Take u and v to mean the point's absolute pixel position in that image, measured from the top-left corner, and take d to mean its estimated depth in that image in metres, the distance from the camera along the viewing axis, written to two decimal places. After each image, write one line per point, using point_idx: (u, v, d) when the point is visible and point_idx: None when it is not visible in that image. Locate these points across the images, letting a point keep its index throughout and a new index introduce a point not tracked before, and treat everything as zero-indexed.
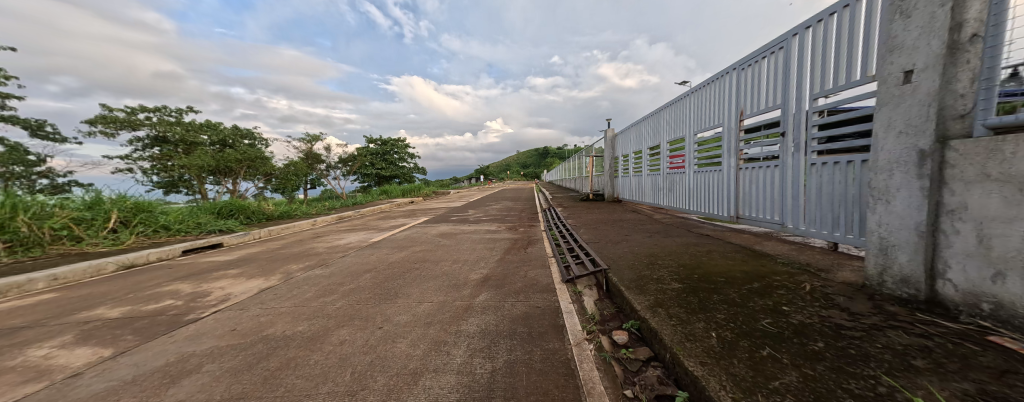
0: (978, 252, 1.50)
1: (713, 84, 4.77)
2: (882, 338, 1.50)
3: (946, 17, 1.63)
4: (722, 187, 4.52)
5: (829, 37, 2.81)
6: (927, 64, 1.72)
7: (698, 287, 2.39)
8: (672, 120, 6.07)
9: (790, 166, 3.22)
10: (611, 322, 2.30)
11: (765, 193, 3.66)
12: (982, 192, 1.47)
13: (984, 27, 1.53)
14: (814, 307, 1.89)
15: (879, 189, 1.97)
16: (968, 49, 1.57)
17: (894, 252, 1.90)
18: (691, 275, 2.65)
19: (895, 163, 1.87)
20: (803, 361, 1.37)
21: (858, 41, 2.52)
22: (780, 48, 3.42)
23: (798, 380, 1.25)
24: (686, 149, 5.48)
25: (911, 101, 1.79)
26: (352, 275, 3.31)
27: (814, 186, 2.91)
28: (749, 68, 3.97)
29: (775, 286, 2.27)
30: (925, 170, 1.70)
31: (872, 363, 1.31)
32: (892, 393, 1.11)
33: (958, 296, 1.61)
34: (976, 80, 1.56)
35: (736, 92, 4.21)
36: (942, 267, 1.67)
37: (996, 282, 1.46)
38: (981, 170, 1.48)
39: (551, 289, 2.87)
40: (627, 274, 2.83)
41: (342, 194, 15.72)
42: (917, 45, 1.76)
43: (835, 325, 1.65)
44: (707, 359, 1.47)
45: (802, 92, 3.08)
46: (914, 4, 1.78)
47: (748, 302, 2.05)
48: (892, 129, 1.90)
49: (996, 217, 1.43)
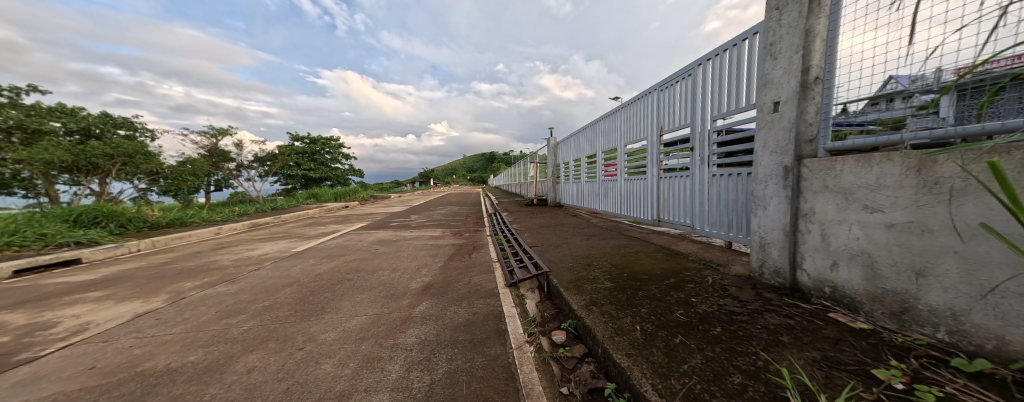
0: (822, 247, 1.93)
1: (638, 102, 5.32)
2: (761, 319, 1.82)
3: (800, 61, 2.07)
4: (646, 194, 5.06)
5: (726, 69, 3.33)
6: (788, 97, 2.16)
7: (626, 285, 2.62)
8: (606, 132, 6.62)
9: (697, 177, 3.75)
10: (551, 322, 2.39)
11: (680, 199, 4.18)
12: (824, 200, 1.90)
13: (823, 72, 1.99)
14: (714, 297, 2.22)
15: (759, 197, 2.40)
16: (814, 87, 2.03)
17: (769, 248, 2.32)
18: (621, 275, 2.90)
19: (768, 177, 2.30)
20: (706, 344, 1.60)
21: (745, 75, 3.05)
22: (689, 75, 3.97)
23: (702, 362, 1.45)
24: (618, 159, 6.01)
25: (779, 127, 2.22)
26: (267, 291, 2.90)
27: (715, 194, 3.44)
28: (666, 90, 4.53)
29: (686, 281, 2.60)
30: (788, 182, 2.13)
31: (754, 341, 1.59)
32: (767, 366, 1.37)
33: (810, 282, 2.04)
34: (819, 113, 2.01)
35: (657, 110, 4.75)
36: (800, 260, 2.11)
37: (832, 270, 1.89)
38: (823, 183, 1.91)
39: (494, 294, 2.88)
40: (566, 276, 2.97)
41: (258, 198, 13.69)
42: (782, 81, 2.21)
43: (729, 311, 1.97)
44: (631, 350, 1.62)
45: (707, 115, 3.60)
46: (779, 48, 2.22)
47: (666, 296, 2.31)
48: (766, 148, 2.33)
49: (832, 219, 1.86)
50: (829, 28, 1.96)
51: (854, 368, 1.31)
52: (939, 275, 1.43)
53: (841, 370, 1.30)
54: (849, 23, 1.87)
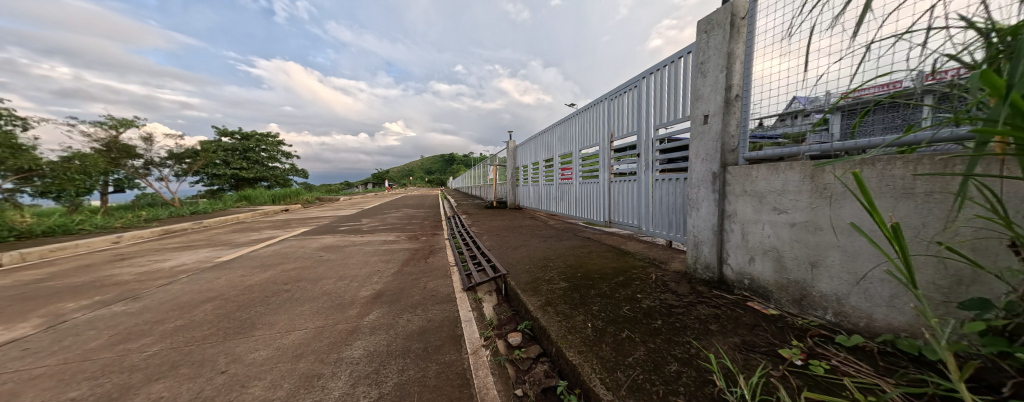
0: (743, 244, 2.19)
1: (591, 109, 5.60)
2: (695, 311, 2.02)
3: (723, 80, 2.33)
4: (599, 196, 5.33)
5: (666, 83, 3.64)
6: (715, 111, 2.42)
7: (579, 284, 2.73)
8: (562, 137, 6.86)
9: (643, 181, 4.04)
10: (507, 325, 2.40)
11: (628, 202, 4.47)
12: (744, 203, 2.17)
13: (742, 90, 2.27)
14: (657, 292, 2.40)
15: (693, 199, 2.66)
16: (735, 104, 2.30)
17: (701, 246, 2.58)
18: (575, 275, 3.01)
19: (700, 182, 2.57)
20: (648, 337, 1.72)
21: (681, 90, 3.35)
22: (635, 87, 4.28)
23: (644, 353, 1.56)
24: (573, 163, 6.26)
25: (708, 137, 2.48)
26: (183, 308, 2.51)
27: (658, 197, 3.73)
28: (615, 99, 4.82)
29: (633, 278, 2.79)
30: (716, 187, 2.39)
31: (689, 331, 1.75)
32: (698, 353, 1.52)
33: (734, 275, 2.31)
34: (739, 126, 2.29)
35: (608, 118, 5.04)
36: (725, 256, 2.38)
37: (750, 264, 2.16)
38: (743, 188, 2.17)
39: (450, 299, 2.81)
40: (523, 278, 3.00)
41: (175, 200, 11.86)
42: (709, 97, 2.47)
43: (668, 305, 2.15)
44: (583, 347, 1.69)
45: (650, 124, 3.90)
46: (707, 67, 2.49)
47: (615, 293, 2.45)
48: (699, 156, 2.59)
49: (750, 220, 2.12)
50: (745, 52, 2.25)
51: (765, 349, 1.50)
52: (827, 265, 1.70)
53: (756, 352, 1.49)
54: (761, 48, 2.16)
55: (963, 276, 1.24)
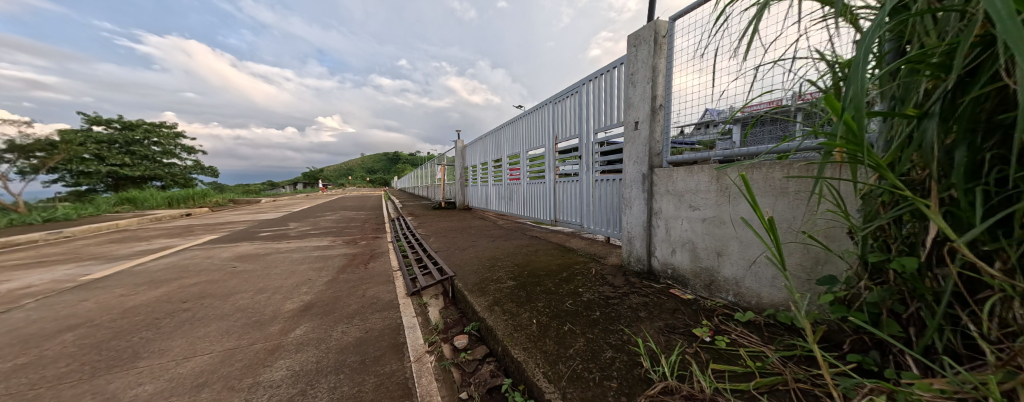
0: (667, 238, 2.46)
1: (536, 112, 5.77)
2: (628, 300, 2.21)
3: (650, 90, 2.59)
4: (545, 196, 5.52)
5: (602, 90, 3.91)
6: (643, 119, 2.67)
7: (526, 282, 2.79)
8: (510, 138, 6.96)
9: (584, 181, 4.29)
10: (454, 327, 2.34)
11: (571, 201, 4.70)
12: (668, 201, 2.44)
13: (665, 101, 2.55)
14: (596, 286, 2.57)
15: (626, 199, 2.90)
16: (659, 113, 2.58)
17: (633, 241, 2.83)
18: (522, 273, 3.07)
19: (632, 182, 2.81)
20: (587, 328, 1.83)
21: (616, 97, 3.62)
22: (576, 92, 4.53)
23: (583, 344, 1.66)
24: (521, 163, 6.39)
25: (638, 141, 2.73)
26: (28, 342, 1.97)
27: (598, 196, 3.99)
28: (559, 103, 5.04)
29: (575, 273, 2.94)
30: (646, 187, 2.65)
31: (622, 319, 1.91)
32: (629, 339, 1.66)
33: (660, 266, 2.59)
34: (664, 133, 2.57)
35: (552, 121, 5.25)
36: (653, 249, 2.64)
37: (672, 256, 2.44)
38: (667, 188, 2.44)
39: (392, 306, 2.65)
40: (470, 279, 2.97)
41: (20, 205, 9.25)
42: (639, 105, 2.72)
43: (606, 297, 2.31)
44: (527, 343, 1.73)
45: (590, 128, 4.16)
46: (636, 78, 2.73)
47: (559, 289, 2.56)
48: (631, 159, 2.83)
49: (673, 217, 2.39)
50: (666, 67, 2.52)
51: (683, 330, 1.71)
52: (729, 254, 2.00)
53: (676, 333, 1.68)
54: (679, 64, 2.44)
55: (819, 258, 1.55)
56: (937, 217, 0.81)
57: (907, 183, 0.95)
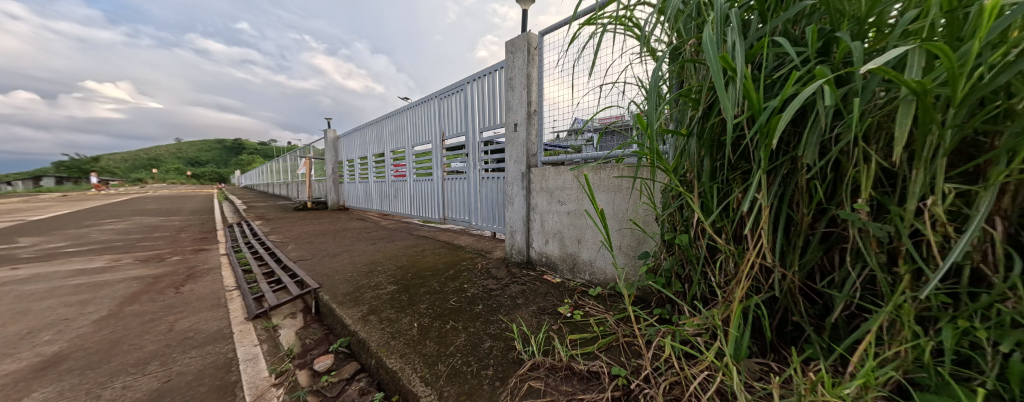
0: (542, 230, 2.76)
1: (421, 106, 5.50)
2: (508, 290, 2.36)
3: (525, 96, 2.81)
4: (433, 194, 5.34)
5: (485, 91, 4.04)
6: (521, 121, 2.88)
7: (409, 285, 2.62)
8: (393, 132, 6.41)
9: (471, 179, 4.36)
10: (315, 348, 1.96)
11: (459, 199, 4.70)
12: (542, 198, 2.73)
13: (538, 107, 2.84)
14: (480, 280, 2.64)
15: (509, 195, 3.09)
16: (534, 118, 2.85)
17: (515, 235, 3.04)
18: (405, 275, 2.88)
19: (513, 180, 3.02)
20: (469, 323, 1.86)
21: (499, 100, 3.79)
22: (461, 90, 4.53)
23: (464, 339, 1.66)
24: (406, 160, 5.99)
25: (516, 142, 2.94)
26: None
27: (484, 193, 4.13)
28: (444, 100, 4.94)
29: (461, 270, 2.95)
30: (525, 185, 2.88)
31: (503, 308, 2.02)
32: (507, 326, 1.77)
33: (536, 256, 2.87)
34: (538, 136, 2.86)
35: (438, 117, 5.11)
36: (531, 241, 2.91)
37: (546, 246, 2.75)
38: (542, 186, 2.73)
39: (221, 336, 2.05)
40: (340, 289, 2.58)
41: None
42: (517, 109, 2.92)
43: (489, 289, 2.41)
44: (405, 349, 1.62)
45: (475, 127, 4.24)
46: (514, 83, 2.92)
47: (444, 288, 2.51)
48: (512, 158, 3.02)
49: (546, 211, 2.70)
50: (538, 76, 2.80)
51: (551, 311, 1.93)
52: (586, 240, 2.39)
53: (545, 314, 1.89)
54: (548, 76, 2.75)
55: (640, 240, 2.02)
56: (696, 205, 1.17)
57: (683, 181, 1.34)
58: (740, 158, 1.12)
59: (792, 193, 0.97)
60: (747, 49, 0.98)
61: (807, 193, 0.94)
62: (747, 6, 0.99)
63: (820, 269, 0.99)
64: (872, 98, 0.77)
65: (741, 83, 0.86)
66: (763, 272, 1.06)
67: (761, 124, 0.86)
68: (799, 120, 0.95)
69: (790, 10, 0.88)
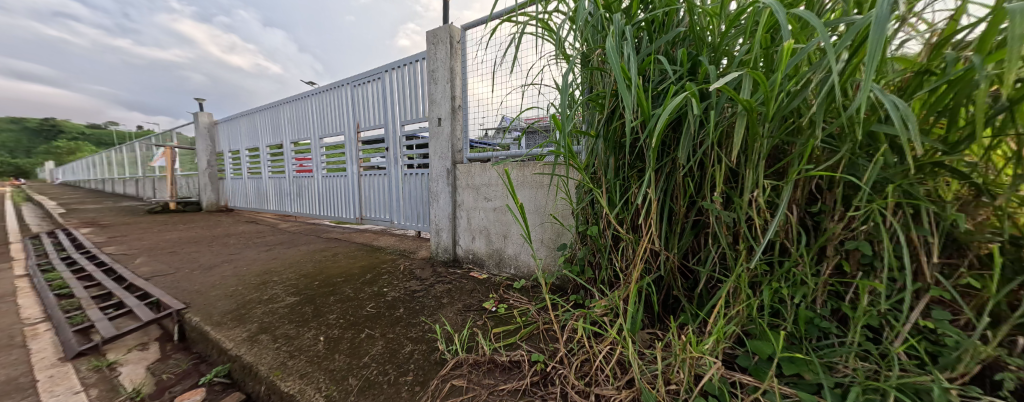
0: (469, 227, 2.74)
1: (330, 93, 4.86)
2: (432, 290, 2.27)
3: (449, 91, 2.74)
4: (347, 192, 4.80)
5: (405, 82, 3.78)
6: (446, 116, 2.79)
7: (315, 294, 2.29)
8: (294, 120, 5.53)
9: (392, 176, 4.05)
10: (178, 384, 1.56)
11: (378, 197, 4.33)
12: (468, 194, 2.71)
13: (462, 103, 2.79)
14: (401, 282, 2.48)
15: (434, 192, 2.96)
16: (459, 113, 2.80)
17: (441, 233, 2.95)
18: (310, 284, 2.51)
19: (437, 176, 2.91)
20: (387, 329, 1.72)
21: (421, 92, 3.59)
22: (377, 79, 4.15)
23: (380, 348, 1.54)
24: (313, 153, 5.24)
25: (440, 138, 2.84)
26: None
27: (407, 191, 3.89)
28: (358, 88, 4.46)
29: (381, 273, 2.72)
30: (450, 181, 2.81)
31: (426, 310, 1.94)
32: (430, 328, 1.70)
33: (463, 253, 2.83)
34: (463, 132, 2.81)
35: (351, 106, 4.59)
36: (458, 238, 2.86)
37: (472, 242, 2.73)
38: (468, 182, 2.71)
39: (12, 390, 1.46)
40: (219, 307, 2.11)
41: None
42: (440, 102, 2.81)
43: (411, 291, 2.28)
44: (307, 368, 1.41)
45: (394, 119, 3.94)
46: (437, 75, 2.80)
47: (359, 294, 2.27)
48: (437, 154, 2.91)
49: (473, 207, 2.69)
50: (461, 71, 2.76)
51: (476, 307, 1.93)
52: (511, 236, 2.46)
53: (470, 311, 1.88)
54: (472, 71, 2.72)
55: (559, 233, 2.16)
56: (603, 199, 1.30)
57: (592, 179, 1.48)
58: (636, 158, 1.30)
59: (672, 188, 1.16)
60: (639, 63, 1.13)
61: (682, 188, 1.13)
62: (638, 25, 1.14)
63: (692, 250, 1.22)
64: (722, 112, 0.97)
65: (634, 92, 0.98)
66: (653, 255, 1.25)
67: (648, 128, 1.00)
68: (676, 127, 1.14)
69: (668, 34, 1.04)
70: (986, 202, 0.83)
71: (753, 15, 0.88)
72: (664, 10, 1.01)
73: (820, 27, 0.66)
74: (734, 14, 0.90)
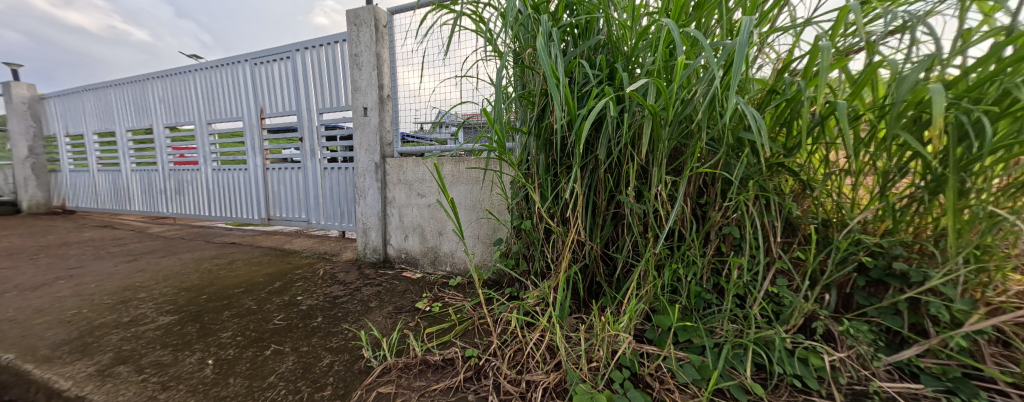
0: (400, 225, 2.59)
1: (220, 70, 4.01)
2: (357, 295, 2.08)
3: (376, 78, 2.52)
4: (248, 188, 4.08)
5: (321, 65, 3.32)
6: (372, 106, 2.56)
7: (203, 310, 1.90)
8: (169, 99, 4.45)
9: (308, 169, 3.58)
10: None
11: (291, 193, 3.78)
12: (400, 191, 2.56)
13: (391, 92, 2.59)
14: (320, 288, 2.21)
15: (360, 188, 2.71)
16: (387, 103, 2.59)
17: (369, 232, 2.72)
18: (196, 299, 2.07)
19: (364, 171, 2.67)
20: (300, 341, 1.52)
21: (342, 77, 3.21)
22: (284, 59, 3.54)
23: (292, 364, 1.35)
24: (199, 141, 4.31)
25: (366, 129, 2.60)
26: None
27: (328, 187, 3.48)
28: (258, 67, 3.74)
29: (294, 280, 2.39)
30: (379, 176, 2.60)
31: (349, 316, 1.76)
32: (353, 336, 1.56)
33: (394, 253, 2.66)
34: (393, 123, 2.63)
35: (250, 87, 3.86)
36: (388, 237, 2.67)
37: (405, 241, 2.59)
38: (398, 177, 2.55)
39: None
40: (48, 339, 1.59)
41: None
42: (365, 91, 2.56)
43: (332, 297, 2.05)
44: (189, 400, 1.16)
45: (309, 106, 3.46)
46: (361, 60, 2.55)
47: (265, 305, 1.96)
48: (362, 147, 2.66)
49: (405, 204, 2.55)
50: (389, 58, 2.56)
51: (408, 308, 1.83)
52: (446, 232, 2.39)
53: (402, 312, 1.78)
54: (402, 60, 2.55)
55: (494, 228, 2.18)
56: (534, 194, 1.35)
57: (525, 175, 1.52)
58: (563, 156, 1.37)
59: (595, 183, 1.26)
60: (566, 65, 1.19)
61: (603, 183, 1.24)
62: (564, 29, 1.21)
63: (611, 239, 1.35)
64: (633, 115, 1.09)
65: (560, 91, 1.03)
66: (579, 246, 1.34)
67: (574, 127, 1.06)
68: (597, 127, 1.25)
69: (591, 40, 1.13)
70: (809, 194, 1.09)
71: (657, 31, 1.00)
72: (586, 17, 1.09)
73: (704, 46, 0.78)
74: (642, 28, 1.02)
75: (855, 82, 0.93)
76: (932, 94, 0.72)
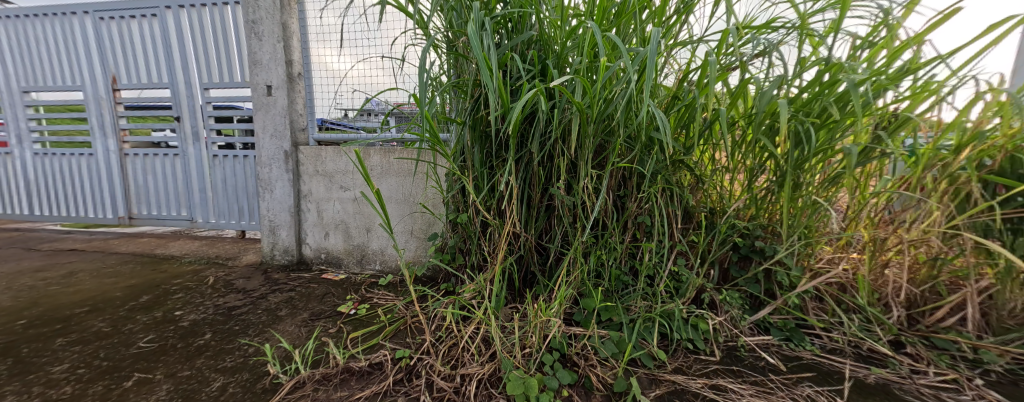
0: (319, 222, 2.30)
1: (39, 19, 2.95)
2: (262, 303, 1.78)
3: (283, 52, 2.16)
4: (96, 178, 3.14)
5: (204, 30, 2.70)
6: (278, 84, 2.19)
7: (18, 341, 1.40)
8: None
9: (190, 157, 2.91)
10: None
11: (164, 185, 3.04)
12: (317, 183, 2.26)
13: (302, 70, 2.25)
14: (209, 299, 1.83)
15: (264, 180, 2.32)
16: (298, 82, 2.25)
17: (279, 231, 2.35)
18: (6, 326, 1.52)
19: (269, 159, 2.28)
20: (179, 366, 1.24)
21: (235, 48, 2.67)
22: (147, 16, 2.78)
23: (166, 393, 1.09)
24: (7, 113, 3.14)
25: (271, 110, 2.22)
26: None
27: (220, 178, 2.90)
28: (104, 23, 2.86)
29: (171, 291, 1.93)
30: (289, 166, 2.26)
31: (250, 330, 1.50)
32: (256, 351, 1.33)
33: (312, 253, 2.36)
34: (306, 106, 2.30)
35: (91, 47, 2.93)
36: (304, 235, 2.35)
37: (325, 239, 2.31)
38: (315, 168, 2.25)
39: None
40: None
41: None
42: (269, 66, 2.18)
43: (226, 308, 1.72)
44: None
45: (189, 79, 2.80)
46: (261, 29, 2.15)
47: (124, 325, 1.54)
48: (266, 131, 2.26)
49: (324, 197, 2.27)
50: (300, 31, 2.21)
51: (328, 313, 1.65)
52: (374, 228, 2.21)
53: (320, 319, 1.59)
54: (316, 34, 2.24)
55: (428, 222, 2.09)
56: (470, 186, 1.33)
57: (460, 167, 1.48)
58: (498, 148, 1.38)
59: (529, 177, 1.30)
60: (500, 57, 1.19)
61: (537, 176, 1.29)
62: (497, 21, 1.20)
63: (545, 230, 1.41)
64: (563, 112, 1.15)
65: (494, 82, 1.02)
66: (514, 238, 1.37)
67: (507, 120, 1.07)
68: (531, 121, 1.28)
69: (523, 34, 1.14)
70: (701, 187, 1.30)
71: (584, 32, 1.07)
72: (518, 11, 1.09)
73: (621, 51, 0.85)
74: (570, 29, 1.07)
75: (733, 94, 1.12)
76: (782, 107, 0.91)
